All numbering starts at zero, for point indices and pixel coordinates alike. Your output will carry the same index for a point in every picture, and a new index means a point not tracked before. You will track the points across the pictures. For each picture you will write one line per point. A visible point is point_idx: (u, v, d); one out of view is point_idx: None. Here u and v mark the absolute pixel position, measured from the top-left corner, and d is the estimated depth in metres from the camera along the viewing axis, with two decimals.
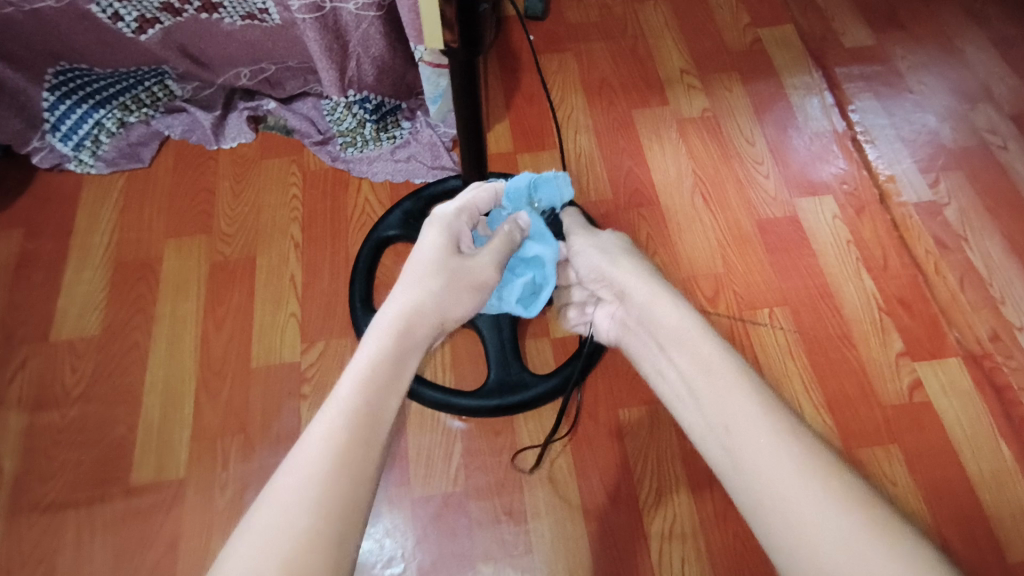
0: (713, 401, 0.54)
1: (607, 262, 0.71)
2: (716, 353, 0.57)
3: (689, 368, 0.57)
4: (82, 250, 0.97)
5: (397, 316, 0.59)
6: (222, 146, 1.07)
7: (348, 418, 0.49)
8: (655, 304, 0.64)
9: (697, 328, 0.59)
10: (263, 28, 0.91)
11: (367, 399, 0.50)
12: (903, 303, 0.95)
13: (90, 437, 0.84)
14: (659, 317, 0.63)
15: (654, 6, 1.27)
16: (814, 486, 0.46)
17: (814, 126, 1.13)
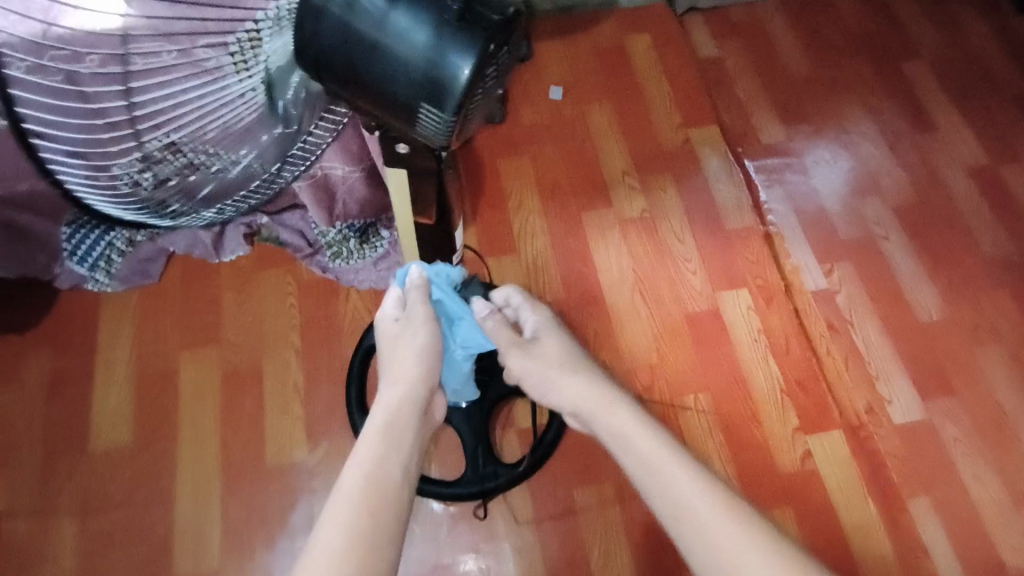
0: (661, 487, 0.75)
1: (555, 372, 0.90)
2: (654, 448, 0.78)
3: (634, 467, 0.78)
4: (107, 366, 1.11)
5: (396, 399, 0.83)
6: (223, 259, 1.20)
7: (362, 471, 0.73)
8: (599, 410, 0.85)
9: (635, 426, 0.81)
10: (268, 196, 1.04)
11: (375, 449, 0.76)
12: (800, 383, 1.18)
13: (136, 536, 1.00)
14: (607, 423, 0.83)
15: (598, 108, 1.44)
16: (748, 536, 0.69)
17: (734, 221, 1.33)
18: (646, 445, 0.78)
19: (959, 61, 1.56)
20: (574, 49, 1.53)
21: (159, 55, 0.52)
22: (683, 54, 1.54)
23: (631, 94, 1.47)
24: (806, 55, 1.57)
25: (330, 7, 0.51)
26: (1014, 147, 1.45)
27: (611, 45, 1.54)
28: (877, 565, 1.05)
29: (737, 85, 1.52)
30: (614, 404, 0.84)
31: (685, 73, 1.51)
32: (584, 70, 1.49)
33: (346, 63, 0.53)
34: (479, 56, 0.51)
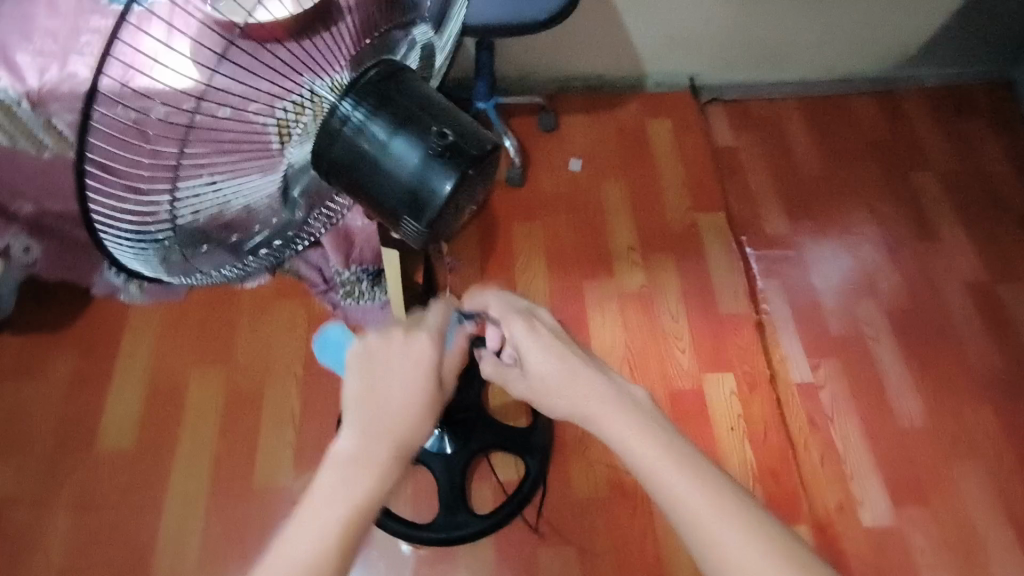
0: (661, 477, 0.58)
1: (547, 354, 0.69)
2: (644, 429, 0.60)
3: (632, 454, 0.59)
4: (124, 373, 1.20)
5: (359, 402, 0.56)
6: (246, 287, 1.30)
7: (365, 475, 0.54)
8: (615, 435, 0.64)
9: (629, 405, 0.62)
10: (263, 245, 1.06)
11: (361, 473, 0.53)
12: (773, 473, 1.20)
13: (124, 537, 1.07)
14: (600, 425, 0.62)
15: (613, 184, 1.53)
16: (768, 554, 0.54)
17: (728, 306, 1.38)
18: (659, 442, 0.59)
19: (969, 177, 1.61)
20: (598, 126, 1.62)
21: (251, 129, 0.47)
22: (700, 142, 1.63)
23: (645, 173, 1.55)
24: (819, 155, 1.64)
25: (344, 127, 0.43)
26: (1014, 267, 1.49)
27: (632, 126, 1.63)
28: None
29: (749, 176, 1.60)
30: (604, 383, 0.65)
31: (699, 159, 1.59)
32: (605, 147, 1.59)
33: None
34: (461, 176, 0.43)
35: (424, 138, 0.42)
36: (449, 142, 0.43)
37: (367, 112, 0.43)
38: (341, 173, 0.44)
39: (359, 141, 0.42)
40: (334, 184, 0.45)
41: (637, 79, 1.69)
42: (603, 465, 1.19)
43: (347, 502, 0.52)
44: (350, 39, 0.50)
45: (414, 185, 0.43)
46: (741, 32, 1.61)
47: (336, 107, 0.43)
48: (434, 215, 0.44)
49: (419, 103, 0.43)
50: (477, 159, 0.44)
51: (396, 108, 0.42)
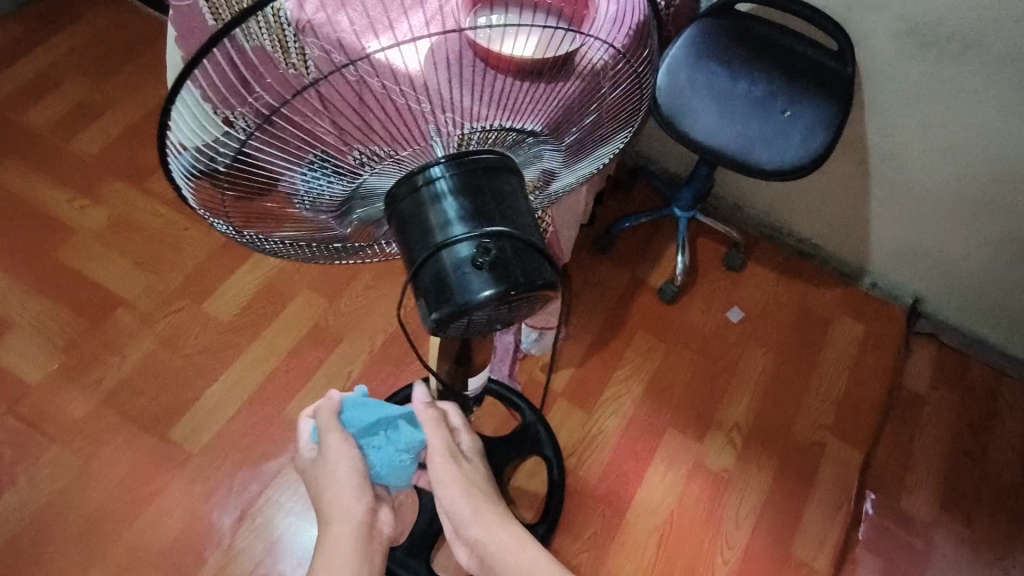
0: None
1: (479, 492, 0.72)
2: None
3: None
4: (258, 260, 1.34)
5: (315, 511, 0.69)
6: None
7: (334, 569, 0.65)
8: (517, 553, 0.69)
9: None
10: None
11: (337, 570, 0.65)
12: None
13: (174, 385, 1.18)
14: None
15: (760, 357, 1.38)
16: None
17: (804, 550, 1.18)
18: None
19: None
20: (782, 292, 1.48)
21: (407, 113, 0.44)
22: (880, 371, 1.41)
23: (800, 366, 1.38)
24: (1018, 464, 1.34)
25: (423, 188, 0.48)
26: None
27: (818, 313, 1.46)
28: None
29: (917, 437, 1.35)
30: None
31: (869, 387, 1.38)
32: (776, 315, 1.44)
33: (398, 236, 0.50)
34: (500, 291, 0.46)
35: (483, 238, 0.47)
36: (503, 250, 0.47)
37: (452, 186, 0.48)
38: (403, 220, 0.49)
39: (431, 206, 0.48)
40: (394, 231, 0.51)
41: (852, 271, 1.52)
42: None
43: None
44: (558, 104, 0.51)
45: (456, 269, 0.47)
46: (999, 287, 1.37)
47: (432, 166, 0.48)
48: (458, 304, 0.47)
49: (499, 206, 0.48)
50: (523, 284, 0.47)
51: (476, 200, 0.48)
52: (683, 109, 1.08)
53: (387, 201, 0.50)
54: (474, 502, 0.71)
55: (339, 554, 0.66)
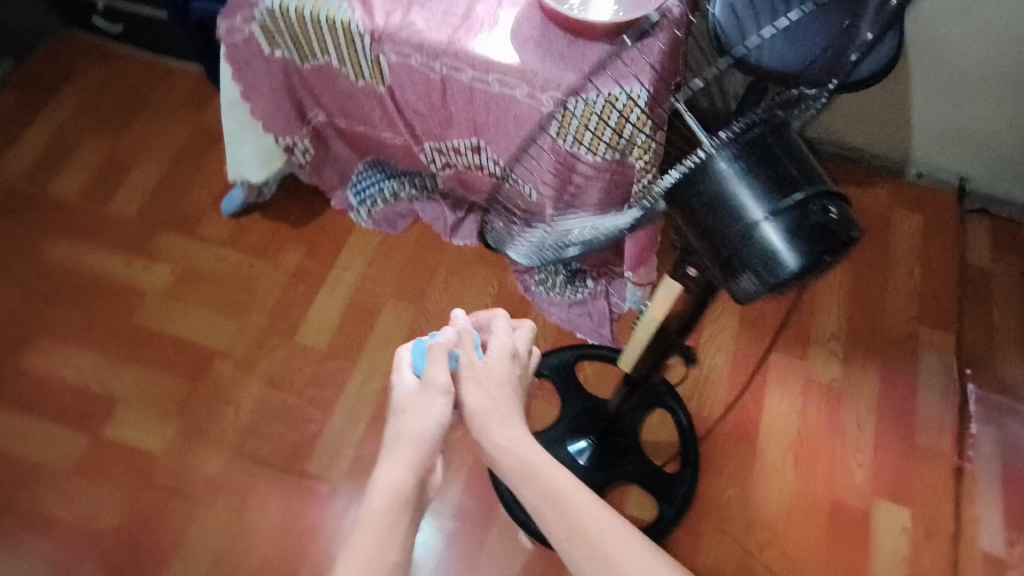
0: None
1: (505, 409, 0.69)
2: None
3: None
4: (335, 282, 1.32)
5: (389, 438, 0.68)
6: (453, 240, 1.38)
7: (387, 500, 0.64)
8: (545, 470, 0.66)
9: None
10: (492, 147, 1.02)
11: (392, 503, 0.64)
12: None
13: (295, 422, 1.18)
14: None
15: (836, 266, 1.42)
16: None
17: (928, 436, 1.24)
18: None
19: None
20: None
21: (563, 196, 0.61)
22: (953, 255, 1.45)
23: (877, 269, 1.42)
24: None
25: (719, 175, 0.50)
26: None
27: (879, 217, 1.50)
28: None
29: (1002, 312, 1.40)
30: None
31: (944, 273, 1.43)
32: None
33: (693, 221, 0.53)
34: (818, 258, 0.49)
35: (792, 212, 0.49)
36: (801, 223, 0.49)
37: (748, 167, 0.49)
38: (700, 210, 0.52)
39: (733, 191, 0.50)
40: (685, 217, 0.53)
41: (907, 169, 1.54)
42: (737, 543, 1.13)
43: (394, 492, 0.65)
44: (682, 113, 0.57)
45: (766, 254, 0.50)
46: None
47: (715, 155, 0.50)
48: (775, 279, 0.51)
49: (794, 176, 0.50)
50: (836, 247, 0.49)
51: (771, 179, 0.49)
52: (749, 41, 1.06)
53: (674, 192, 0.52)
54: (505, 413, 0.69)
55: (392, 487, 0.65)
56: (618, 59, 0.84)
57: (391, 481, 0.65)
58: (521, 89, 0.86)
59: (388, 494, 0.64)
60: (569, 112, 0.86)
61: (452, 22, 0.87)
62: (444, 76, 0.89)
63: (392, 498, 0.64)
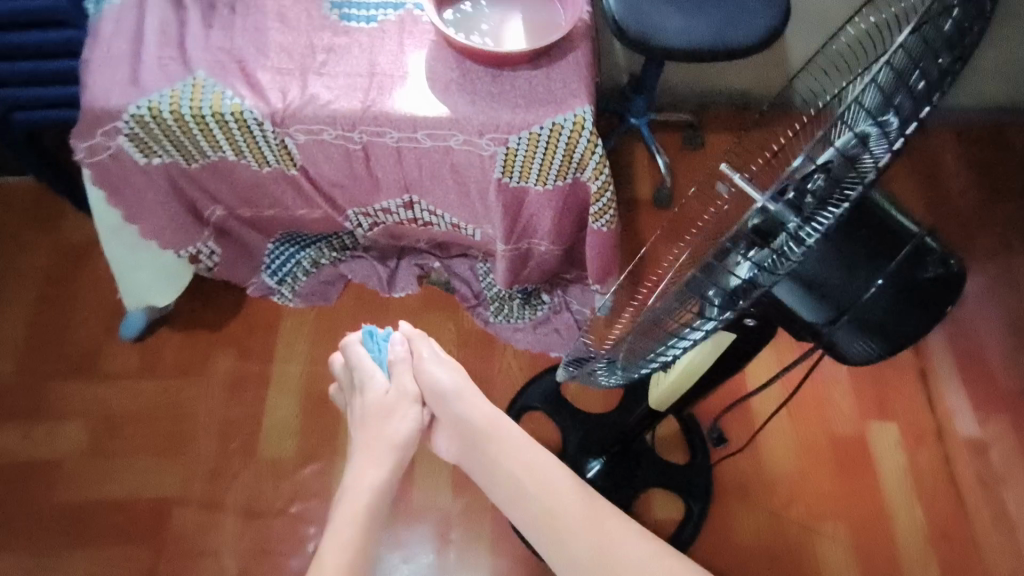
0: None
1: None
2: None
3: None
4: (280, 378, 1.18)
5: None
6: (393, 294, 1.26)
7: (371, 492, 0.76)
8: None
9: None
10: (428, 200, 0.94)
11: (375, 494, 0.76)
12: (943, 533, 1.14)
13: (287, 548, 1.05)
14: None
15: None
16: None
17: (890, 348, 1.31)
18: None
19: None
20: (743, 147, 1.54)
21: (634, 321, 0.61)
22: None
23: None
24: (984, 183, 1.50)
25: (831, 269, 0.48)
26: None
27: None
28: None
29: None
30: None
31: None
32: None
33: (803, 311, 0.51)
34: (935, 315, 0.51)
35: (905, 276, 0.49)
36: (910, 283, 0.49)
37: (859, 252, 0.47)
38: (811, 296, 0.50)
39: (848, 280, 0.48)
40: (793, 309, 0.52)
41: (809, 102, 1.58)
42: (762, 507, 1.16)
43: None
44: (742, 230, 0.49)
45: (881, 323, 0.50)
46: None
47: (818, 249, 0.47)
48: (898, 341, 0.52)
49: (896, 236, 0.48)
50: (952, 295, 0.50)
51: (868, 247, 0.47)
52: (652, 23, 1.04)
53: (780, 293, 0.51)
54: None
55: (378, 477, 0.78)
56: (547, 83, 0.78)
57: (370, 480, 0.77)
58: (456, 138, 0.78)
59: (369, 493, 0.76)
60: (513, 149, 0.79)
61: (360, 82, 0.76)
62: (366, 144, 0.79)
63: (373, 495, 0.76)
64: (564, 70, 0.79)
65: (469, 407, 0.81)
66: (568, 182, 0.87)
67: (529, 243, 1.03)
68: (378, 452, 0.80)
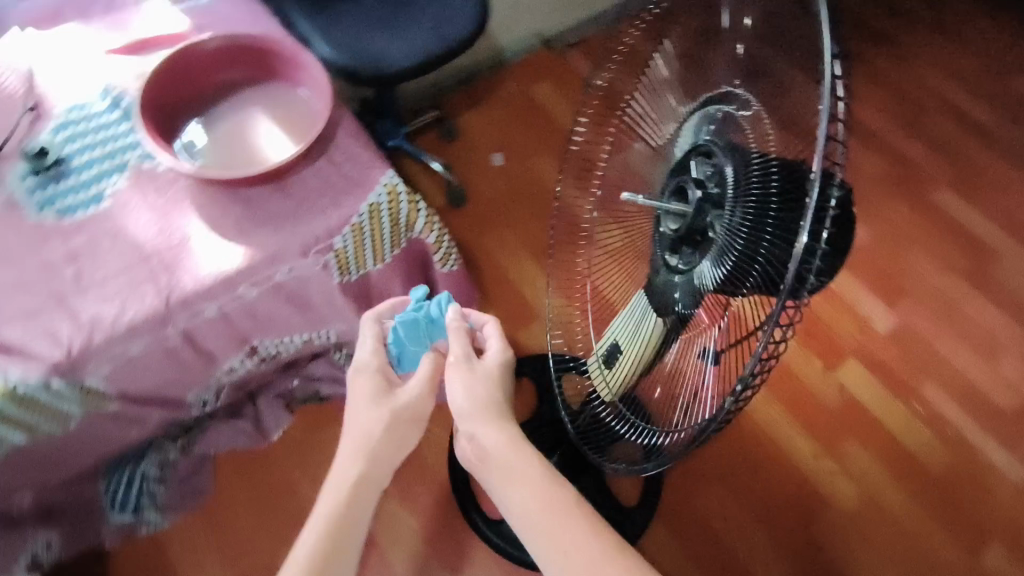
0: None
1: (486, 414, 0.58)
2: None
3: None
4: None
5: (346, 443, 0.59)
6: (271, 438, 1.13)
7: (346, 481, 0.56)
8: (524, 472, 0.54)
9: None
10: (271, 335, 0.83)
11: (365, 470, 0.56)
12: (806, 333, 1.36)
13: None
14: None
15: (545, 157, 1.52)
16: None
17: None
18: None
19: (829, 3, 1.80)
20: (491, 112, 1.59)
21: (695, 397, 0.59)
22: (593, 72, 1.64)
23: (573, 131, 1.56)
24: None
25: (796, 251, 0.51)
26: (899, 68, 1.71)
27: (537, 92, 1.62)
28: (931, 447, 1.25)
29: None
30: None
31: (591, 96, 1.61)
32: (510, 128, 1.57)
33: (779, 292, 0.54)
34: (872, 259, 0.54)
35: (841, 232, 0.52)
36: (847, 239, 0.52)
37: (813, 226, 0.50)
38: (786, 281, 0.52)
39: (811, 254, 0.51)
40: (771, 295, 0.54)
41: (522, 40, 1.66)
42: None
43: (342, 504, 0.54)
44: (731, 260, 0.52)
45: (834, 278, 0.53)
46: None
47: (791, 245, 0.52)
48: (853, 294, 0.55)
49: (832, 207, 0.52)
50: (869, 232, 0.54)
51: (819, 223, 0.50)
52: (375, 52, 1.01)
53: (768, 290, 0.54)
54: (500, 419, 0.58)
55: (375, 441, 0.58)
56: (336, 169, 0.71)
57: (365, 432, 0.58)
58: (280, 271, 0.68)
59: (355, 447, 0.57)
60: (341, 248, 0.72)
61: (137, 275, 0.63)
62: (185, 330, 0.67)
63: (360, 455, 0.57)
64: (344, 146, 0.72)
65: (498, 427, 0.57)
66: (404, 246, 0.84)
67: (385, 314, 0.94)
68: (375, 383, 0.61)
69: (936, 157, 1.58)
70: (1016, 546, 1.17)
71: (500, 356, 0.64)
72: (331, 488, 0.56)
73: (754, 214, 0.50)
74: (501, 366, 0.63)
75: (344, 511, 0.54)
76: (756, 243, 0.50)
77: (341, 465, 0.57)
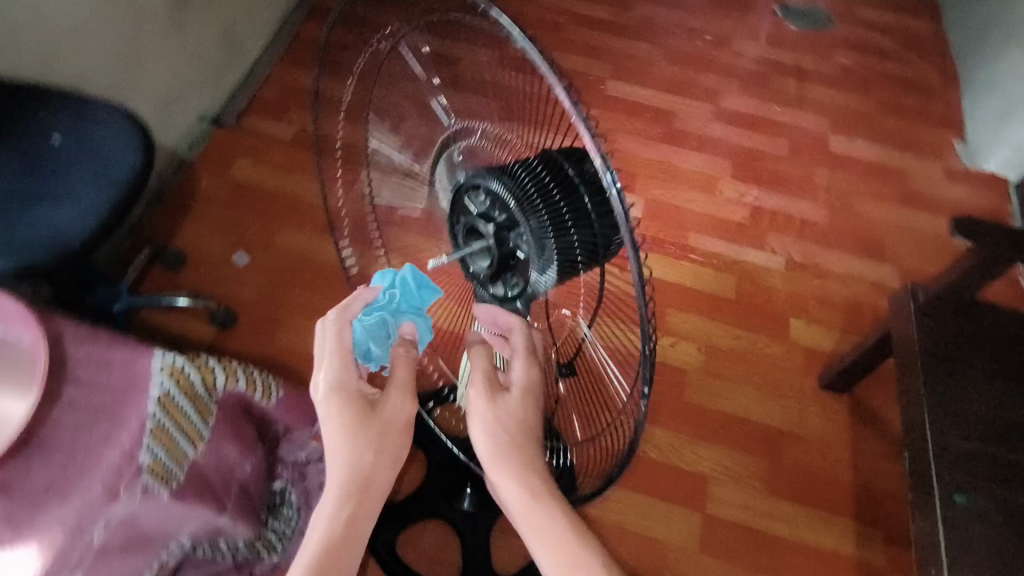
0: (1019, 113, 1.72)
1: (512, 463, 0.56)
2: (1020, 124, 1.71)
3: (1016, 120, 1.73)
4: None
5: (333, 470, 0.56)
6: None
7: (337, 524, 0.54)
8: (544, 531, 0.54)
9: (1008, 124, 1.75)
10: None
11: (354, 501, 0.55)
12: None
13: None
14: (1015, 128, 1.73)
15: (285, 231, 1.45)
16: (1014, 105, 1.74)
17: None
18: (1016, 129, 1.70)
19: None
20: (202, 216, 1.45)
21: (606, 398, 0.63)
22: (283, 132, 1.60)
23: (300, 194, 1.50)
24: None
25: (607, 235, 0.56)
26: (529, 21, 1.99)
27: (241, 174, 1.52)
28: (718, 278, 1.52)
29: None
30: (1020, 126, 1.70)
31: (292, 151, 1.57)
32: (232, 221, 1.45)
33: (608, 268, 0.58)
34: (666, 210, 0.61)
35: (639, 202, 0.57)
36: None
37: None
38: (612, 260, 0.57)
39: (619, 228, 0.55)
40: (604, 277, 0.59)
41: (193, 136, 1.52)
42: None
43: (326, 534, 0.53)
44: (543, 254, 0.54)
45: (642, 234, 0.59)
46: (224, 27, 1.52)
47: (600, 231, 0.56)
48: None
49: None
50: None
51: None
52: (44, 234, 0.87)
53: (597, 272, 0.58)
54: (523, 464, 0.56)
55: (357, 471, 0.55)
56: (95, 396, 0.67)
57: (346, 465, 0.55)
58: None
59: (337, 484, 0.55)
60: (152, 458, 0.68)
61: None
62: None
63: (346, 490, 0.55)
64: (84, 362, 0.68)
65: (520, 474, 0.55)
66: (215, 409, 0.79)
67: (234, 483, 0.81)
68: (350, 401, 0.58)
69: (591, 78, 1.89)
70: (804, 316, 1.48)
71: (524, 386, 0.58)
72: (321, 516, 0.54)
73: (550, 218, 0.52)
74: (530, 399, 0.58)
75: (329, 542, 0.53)
76: (566, 240, 0.52)
77: (329, 494, 0.55)
